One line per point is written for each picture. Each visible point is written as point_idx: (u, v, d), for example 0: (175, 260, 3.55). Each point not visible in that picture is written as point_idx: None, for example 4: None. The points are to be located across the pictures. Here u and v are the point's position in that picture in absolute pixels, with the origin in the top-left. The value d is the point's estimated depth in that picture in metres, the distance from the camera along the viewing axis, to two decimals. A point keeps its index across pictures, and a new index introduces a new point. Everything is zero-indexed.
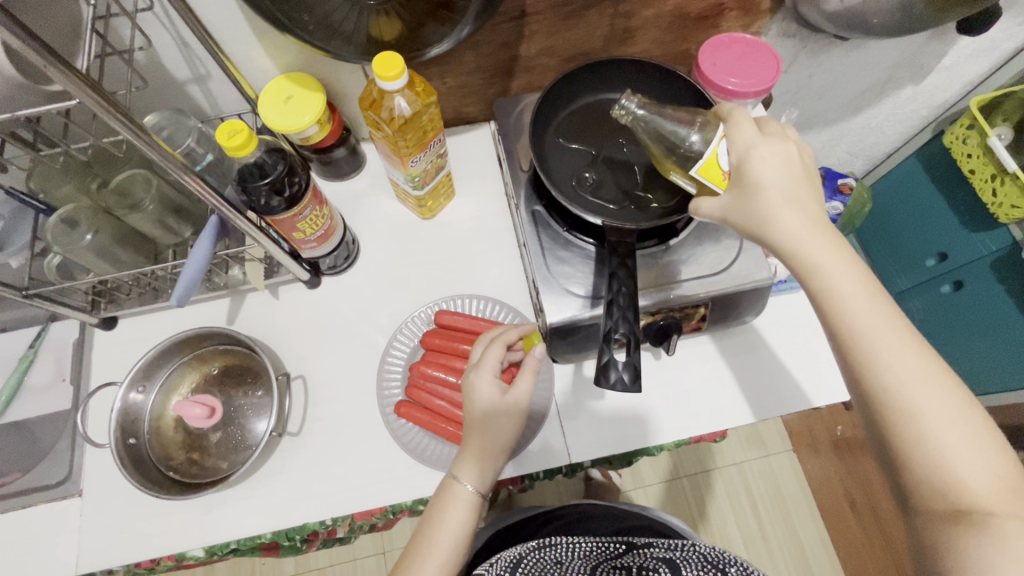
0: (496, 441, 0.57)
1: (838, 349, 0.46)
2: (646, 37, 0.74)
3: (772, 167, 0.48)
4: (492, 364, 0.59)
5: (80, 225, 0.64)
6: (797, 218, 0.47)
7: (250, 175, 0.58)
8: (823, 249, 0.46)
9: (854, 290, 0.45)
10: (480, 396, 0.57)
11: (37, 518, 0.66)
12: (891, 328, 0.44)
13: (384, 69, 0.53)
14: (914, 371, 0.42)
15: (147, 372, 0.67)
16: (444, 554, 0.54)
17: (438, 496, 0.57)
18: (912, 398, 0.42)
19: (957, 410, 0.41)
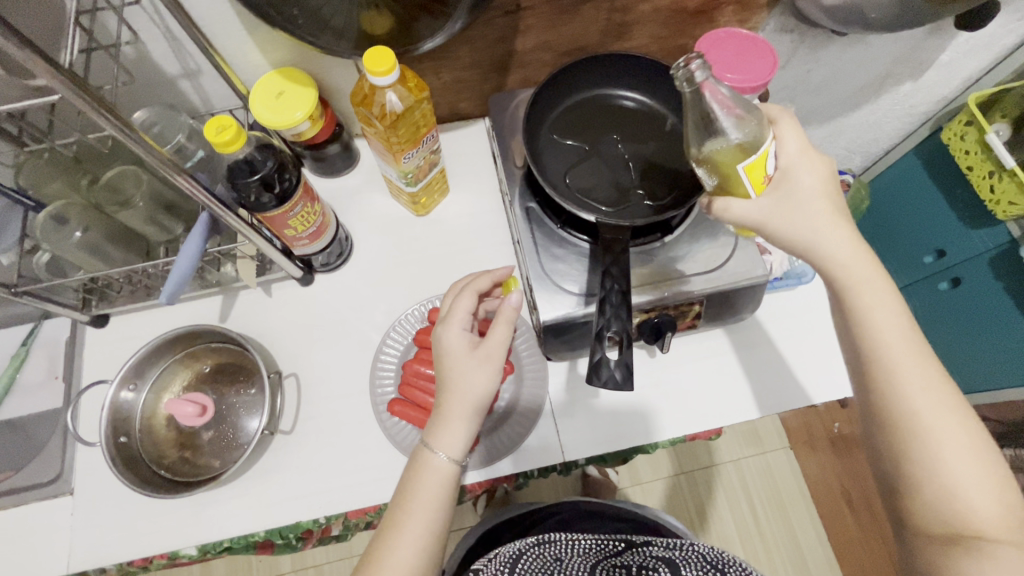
0: (469, 395, 0.54)
1: (865, 369, 0.47)
2: (642, 32, 0.74)
3: (814, 185, 0.50)
4: (463, 316, 0.58)
5: (70, 222, 0.63)
6: (842, 243, 0.48)
7: (239, 171, 0.56)
8: (864, 274, 0.48)
9: (890, 318, 0.47)
10: (451, 351, 0.56)
11: (29, 516, 0.65)
12: (921, 360, 0.46)
13: (374, 64, 0.52)
14: (939, 402, 0.44)
15: (138, 370, 0.67)
16: (424, 522, 0.52)
17: (409, 469, 0.55)
18: (934, 428, 0.44)
19: (972, 444, 0.44)
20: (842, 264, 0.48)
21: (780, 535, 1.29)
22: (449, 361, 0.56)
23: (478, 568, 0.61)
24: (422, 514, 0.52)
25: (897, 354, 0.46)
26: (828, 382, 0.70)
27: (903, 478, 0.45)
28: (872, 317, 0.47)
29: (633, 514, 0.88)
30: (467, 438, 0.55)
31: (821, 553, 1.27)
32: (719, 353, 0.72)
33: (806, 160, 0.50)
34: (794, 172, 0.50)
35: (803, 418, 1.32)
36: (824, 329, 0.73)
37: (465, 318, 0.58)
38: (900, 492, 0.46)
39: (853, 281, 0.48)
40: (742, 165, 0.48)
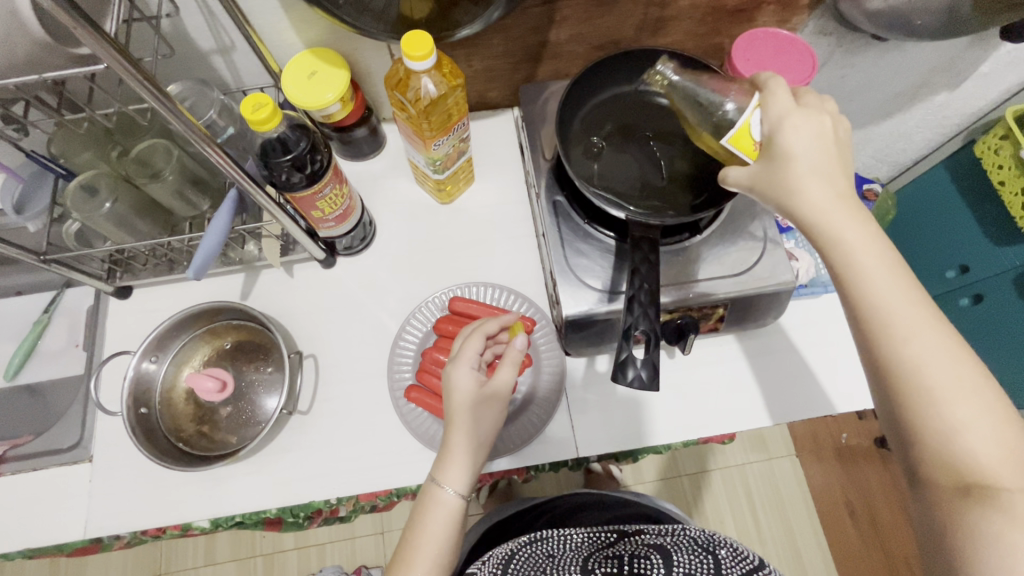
0: (480, 433, 0.56)
1: (856, 324, 0.44)
2: (678, 29, 0.73)
3: (805, 140, 0.45)
4: (473, 358, 0.57)
5: (100, 192, 0.63)
6: (825, 190, 0.44)
7: (272, 151, 0.56)
8: (845, 219, 0.44)
9: (876, 264, 0.43)
10: (459, 390, 0.55)
11: (48, 481, 0.66)
12: (912, 303, 0.42)
13: (412, 48, 0.52)
14: (935, 348, 0.41)
15: (160, 343, 0.67)
16: (431, 559, 0.52)
17: (420, 502, 0.55)
18: (930, 374, 0.40)
19: (977, 388, 0.40)
20: (824, 216, 0.44)
21: (779, 539, 1.29)
22: (453, 392, 0.55)
23: (473, 571, 0.61)
24: (430, 541, 0.52)
25: (886, 299, 0.42)
26: (843, 392, 0.70)
27: (906, 435, 0.42)
28: (856, 265, 0.43)
29: (633, 503, 0.89)
30: (473, 467, 0.55)
31: (820, 560, 1.28)
32: (736, 357, 0.71)
33: (802, 116, 0.46)
34: (797, 136, 0.45)
35: (810, 427, 1.31)
36: (845, 340, 0.72)
37: (474, 363, 0.57)
38: (906, 448, 0.42)
39: (846, 239, 0.43)
40: (723, 139, 0.49)
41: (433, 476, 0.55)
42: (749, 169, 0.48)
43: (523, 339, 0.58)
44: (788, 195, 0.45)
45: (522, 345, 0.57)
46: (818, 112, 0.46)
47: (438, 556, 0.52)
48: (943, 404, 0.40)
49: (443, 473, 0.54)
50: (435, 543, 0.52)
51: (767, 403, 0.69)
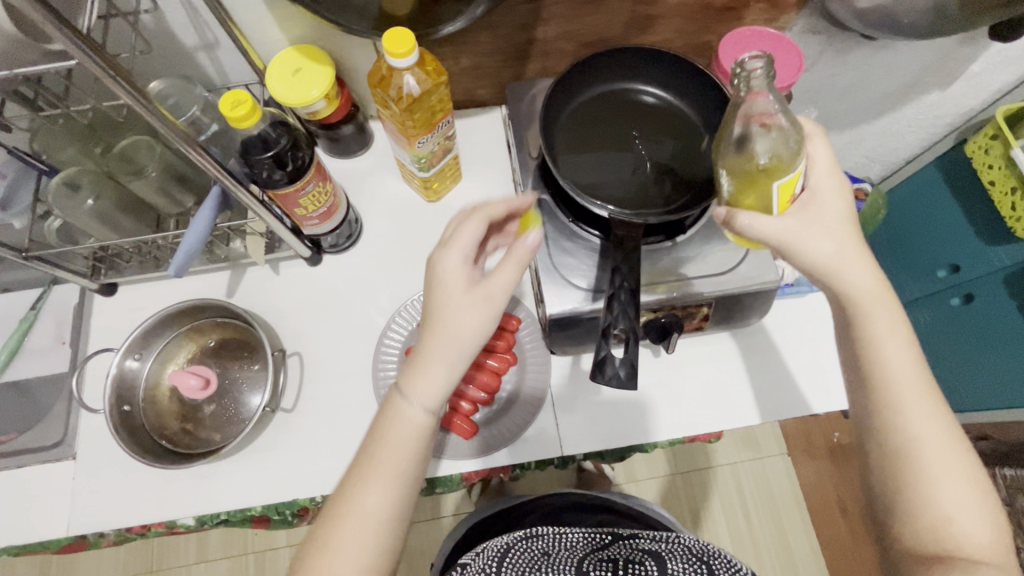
0: (463, 338, 0.48)
1: (870, 398, 0.47)
2: (667, 27, 0.73)
3: (837, 210, 0.48)
4: (466, 246, 0.50)
5: (82, 189, 0.63)
6: (859, 272, 0.47)
7: (253, 147, 0.56)
8: (876, 301, 0.46)
9: (897, 349, 0.46)
10: (447, 280, 0.49)
11: (32, 479, 0.66)
12: (922, 386, 0.45)
13: (394, 45, 0.52)
14: (934, 432, 0.45)
15: (144, 340, 0.67)
16: (391, 479, 0.46)
17: (378, 416, 0.48)
18: (931, 457, 0.44)
19: (965, 472, 0.44)
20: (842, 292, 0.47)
21: (772, 541, 1.29)
22: (433, 282, 0.49)
23: (466, 562, 0.61)
24: (389, 462, 0.46)
25: (902, 382, 0.45)
26: (829, 392, 0.70)
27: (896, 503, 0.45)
28: (881, 347, 0.46)
29: (621, 504, 0.89)
30: (448, 388, 0.48)
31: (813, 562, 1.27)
32: (723, 356, 0.71)
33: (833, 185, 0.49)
34: (822, 196, 0.49)
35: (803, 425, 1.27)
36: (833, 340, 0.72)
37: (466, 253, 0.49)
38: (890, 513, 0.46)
39: (867, 316, 0.46)
40: (777, 182, 0.47)
41: (399, 386, 0.47)
42: (788, 219, 0.47)
43: (537, 234, 0.49)
44: (821, 260, 0.47)
45: (533, 241, 0.48)
46: (838, 173, 0.50)
47: (397, 483, 0.46)
48: (934, 480, 0.44)
49: (409, 384, 0.47)
50: (394, 467, 0.46)
51: (752, 402, 0.69)
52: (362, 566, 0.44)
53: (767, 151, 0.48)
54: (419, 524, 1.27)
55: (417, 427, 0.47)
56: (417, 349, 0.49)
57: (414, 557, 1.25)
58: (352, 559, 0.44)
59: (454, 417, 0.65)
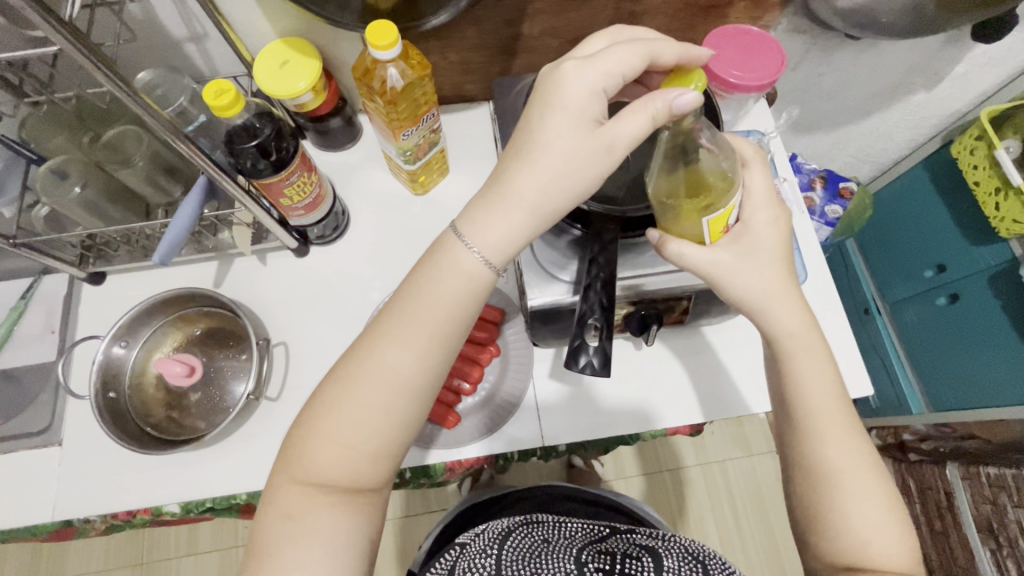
0: (568, 183, 0.45)
1: (793, 429, 0.50)
2: (651, 24, 0.73)
3: (772, 244, 0.50)
4: (609, 75, 0.45)
5: (70, 176, 0.64)
6: (791, 316, 0.49)
7: (238, 137, 0.57)
8: (800, 342, 0.49)
9: (819, 384, 0.49)
10: (571, 102, 0.45)
11: (18, 464, 0.67)
12: (840, 420, 0.49)
13: (377, 38, 0.53)
14: (852, 460, 0.48)
15: (131, 328, 0.68)
16: (424, 333, 0.45)
17: (431, 253, 0.47)
18: (848, 485, 0.48)
19: (883, 498, 0.48)
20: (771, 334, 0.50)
21: (759, 539, 1.30)
22: (562, 98, 0.45)
23: (466, 540, 0.62)
24: (425, 322, 0.46)
25: (823, 415, 0.49)
26: None
27: (819, 525, 0.49)
28: (802, 383, 0.49)
29: (608, 499, 0.90)
30: (513, 243, 0.46)
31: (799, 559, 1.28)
32: (706, 349, 0.72)
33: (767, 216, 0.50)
34: (754, 230, 0.50)
35: None
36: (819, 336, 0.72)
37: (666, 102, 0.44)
38: (812, 534, 0.50)
39: (790, 353, 0.49)
40: (708, 219, 0.47)
41: (457, 231, 0.46)
42: (721, 253, 0.49)
43: (694, 96, 0.43)
44: (742, 298, 0.49)
45: (685, 101, 0.42)
46: (774, 207, 0.50)
47: (426, 348, 0.46)
48: (849, 506, 0.47)
49: (468, 230, 0.46)
50: (427, 326, 0.46)
51: (734, 396, 0.69)
52: (369, 427, 0.45)
53: (699, 180, 0.48)
54: (409, 519, 1.28)
55: (463, 286, 0.46)
56: (500, 180, 0.46)
57: (402, 552, 1.25)
58: (363, 417, 0.45)
59: (449, 412, 0.67)
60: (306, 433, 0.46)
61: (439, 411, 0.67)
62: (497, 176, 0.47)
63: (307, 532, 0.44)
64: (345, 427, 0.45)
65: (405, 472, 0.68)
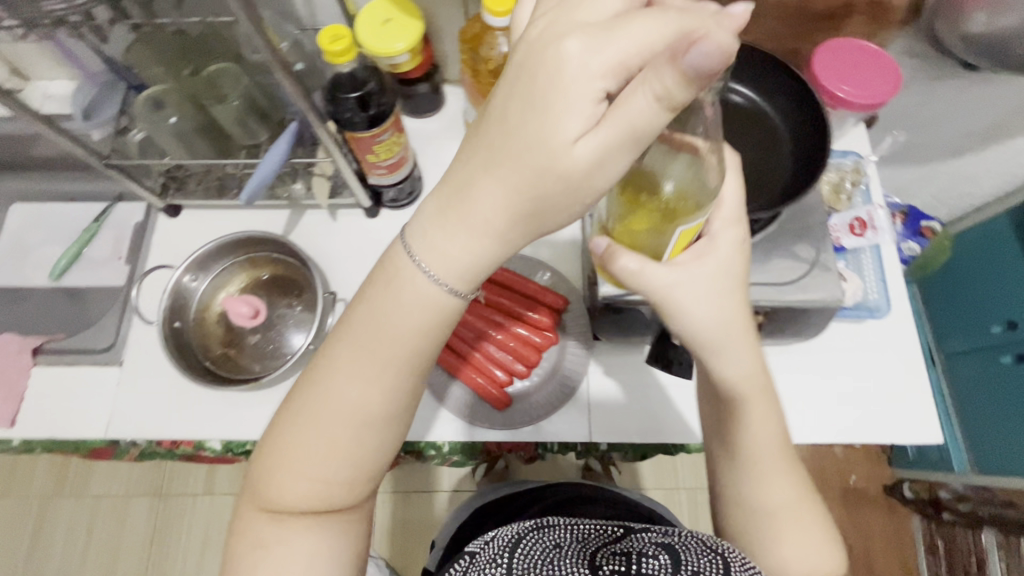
0: (531, 197, 0.34)
1: (732, 464, 0.47)
2: (759, 28, 0.70)
3: (737, 263, 0.43)
4: (620, 67, 0.31)
5: (166, 106, 0.65)
6: (744, 354, 0.43)
7: (341, 86, 0.57)
8: (754, 380, 0.44)
9: (763, 426, 0.45)
10: (546, 96, 0.31)
11: (79, 376, 0.69)
12: (778, 461, 0.46)
13: (494, 2, 0.52)
14: (787, 497, 0.46)
15: (203, 262, 0.69)
16: (377, 362, 0.38)
17: (381, 275, 0.38)
18: (775, 516, 0.46)
19: (815, 533, 0.46)
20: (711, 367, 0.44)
21: None
22: (554, 94, 0.31)
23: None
24: (378, 354, 0.38)
25: (761, 451, 0.46)
26: (874, 426, 0.66)
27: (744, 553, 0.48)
28: (746, 425, 0.45)
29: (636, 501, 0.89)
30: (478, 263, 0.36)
31: None
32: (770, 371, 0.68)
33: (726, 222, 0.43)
34: (720, 244, 0.42)
35: (819, 463, 1.32)
36: (889, 375, 0.68)
37: (674, 55, 0.28)
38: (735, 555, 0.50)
39: (745, 402, 0.45)
40: (682, 228, 0.39)
41: (409, 250, 0.37)
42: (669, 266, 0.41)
43: (722, 53, 0.26)
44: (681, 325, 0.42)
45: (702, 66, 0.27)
46: (743, 224, 0.43)
47: (384, 380, 0.39)
48: (780, 542, 0.46)
49: (424, 251, 0.36)
50: (380, 356, 0.38)
51: (790, 422, 0.66)
52: (338, 461, 0.40)
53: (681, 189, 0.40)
54: (420, 495, 1.28)
55: (426, 316, 0.38)
56: (466, 182, 0.35)
57: (409, 526, 1.26)
58: (327, 451, 0.39)
59: (458, 365, 0.66)
60: (267, 471, 0.41)
61: (446, 360, 0.66)
62: (461, 178, 0.35)
63: (282, 562, 0.41)
64: (310, 465, 0.40)
65: (443, 447, 0.67)
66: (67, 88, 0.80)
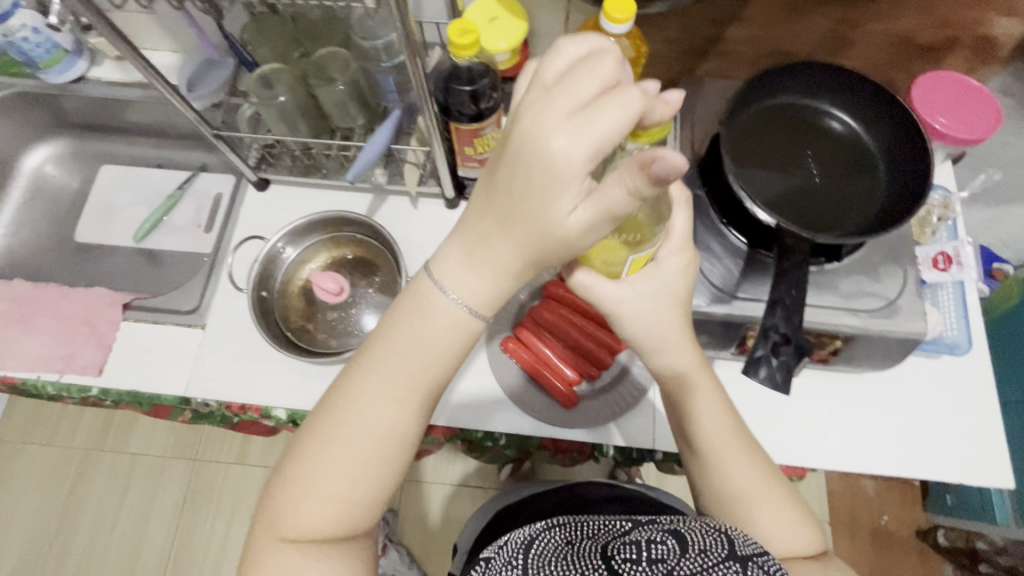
0: (528, 250, 0.39)
1: (692, 449, 0.52)
2: (857, 54, 0.70)
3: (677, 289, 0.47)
4: (599, 151, 0.34)
5: (275, 86, 0.67)
6: (686, 355, 0.49)
7: (456, 78, 0.59)
8: (695, 363, 0.50)
9: (711, 411, 0.50)
10: (542, 180, 0.36)
11: (162, 335, 0.72)
12: (732, 438, 0.50)
13: (614, 9, 0.53)
14: (752, 475, 0.49)
15: (294, 236, 0.72)
16: (398, 377, 0.45)
17: (401, 305, 0.45)
18: (741, 493, 0.49)
19: (785, 505, 0.49)
20: (666, 366, 0.50)
21: None
22: (548, 179, 0.35)
23: None
24: (398, 371, 0.45)
25: (712, 432, 0.50)
26: (940, 462, 0.65)
27: None
28: (694, 413, 0.51)
29: None
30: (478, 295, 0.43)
31: None
32: (836, 397, 0.68)
33: (670, 249, 0.46)
34: (664, 268, 0.46)
35: (851, 500, 1.28)
36: (959, 413, 0.67)
37: (643, 166, 0.32)
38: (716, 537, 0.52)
39: (696, 385, 0.50)
40: (634, 254, 0.44)
41: (431, 277, 0.44)
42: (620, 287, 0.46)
43: (679, 162, 0.31)
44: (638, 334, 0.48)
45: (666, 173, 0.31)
46: (689, 250, 0.47)
47: (402, 394, 0.45)
48: (756, 517, 0.48)
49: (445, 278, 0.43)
50: (400, 371, 0.45)
51: (853, 449, 0.66)
52: (358, 476, 0.45)
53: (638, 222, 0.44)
54: (447, 487, 1.29)
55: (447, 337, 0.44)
56: (477, 233, 0.42)
57: (434, 516, 1.26)
58: (350, 466, 0.45)
59: (522, 354, 0.69)
60: (290, 493, 0.45)
61: (512, 346, 0.69)
62: (470, 224, 0.42)
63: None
64: (332, 480, 0.44)
65: (502, 437, 0.69)
66: (168, 59, 0.83)
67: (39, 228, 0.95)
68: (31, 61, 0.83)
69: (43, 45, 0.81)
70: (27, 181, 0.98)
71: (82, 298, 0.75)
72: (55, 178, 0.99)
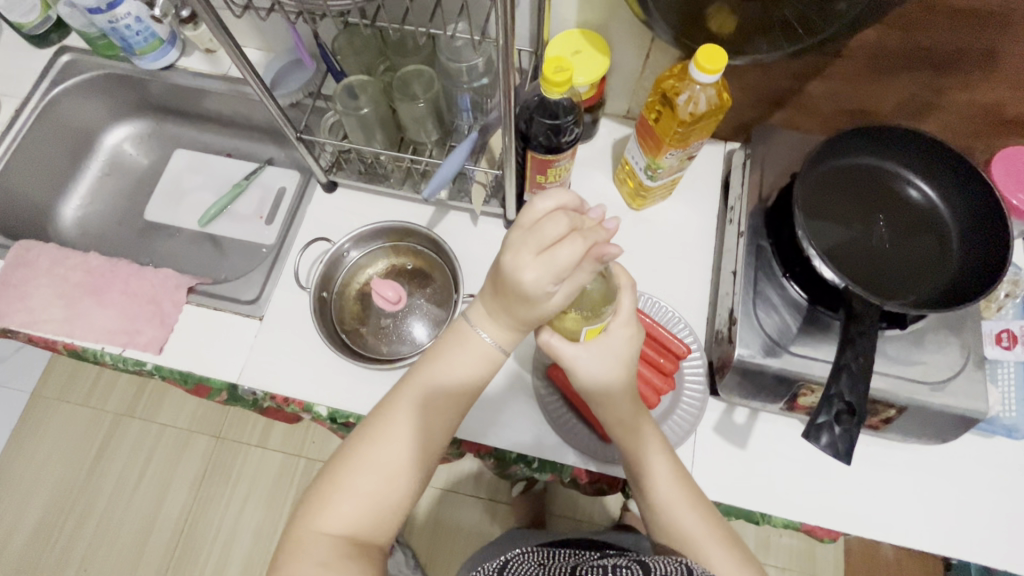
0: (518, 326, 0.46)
1: (642, 492, 0.55)
2: (937, 121, 0.69)
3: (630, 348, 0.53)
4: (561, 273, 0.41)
5: (361, 98, 0.70)
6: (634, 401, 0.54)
7: (540, 110, 0.60)
8: (637, 413, 0.55)
9: (660, 457, 0.55)
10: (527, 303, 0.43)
11: (220, 320, 0.74)
12: (679, 484, 0.54)
13: (706, 59, 0.55)
14: (696, 517, 0.53)
15: (360, 240, 0.75)
16: (443, 395, 0.49)
17: (446, 337, 0.51)
18: (688, 533, 0.52)
19: (731, 544, 0.52)
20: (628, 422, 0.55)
21: None
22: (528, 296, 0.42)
23: None
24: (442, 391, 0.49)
25: (658, 474, 0.54)
26: (986, 544, 0.63)
27: None
28: (643, 455, 0.55)
29: None
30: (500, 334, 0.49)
31: None
32: (879, 464, 0.67)
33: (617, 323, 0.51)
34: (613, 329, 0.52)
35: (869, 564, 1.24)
36: (1006, 495, 0.65)
37: (599, 260, 0.41)
38: None
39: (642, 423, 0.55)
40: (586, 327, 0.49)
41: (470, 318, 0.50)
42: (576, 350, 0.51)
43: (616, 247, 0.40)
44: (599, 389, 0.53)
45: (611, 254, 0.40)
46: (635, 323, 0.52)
47: (444, 412, 0.50)
48: (704, 555, 0.51)
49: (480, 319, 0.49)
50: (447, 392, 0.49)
51: (893, 520, 0.64)
52: (395, 480, 0.48)
53: (591, 299, 0.49)
54: (459, 497, 1.29)
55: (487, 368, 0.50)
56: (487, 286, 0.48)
57: (443, 523, 1.27)
58: (388, 472, 0.48)
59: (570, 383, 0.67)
60: (322, 494, 0.47)
61: (559, 376, 0.68)
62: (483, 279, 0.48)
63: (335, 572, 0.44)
64: (372, 481, 0.47)
65: (535, 462, 0.69)
66: (255, 56, 0.87)
67: (111, 202, 1.00)
68: (128, 47, 0.87)
69: (143, 33, 0.85)
70: (105, 156, 1.03)
71: (150, 276, 0.79)
72: (131, 157, 1.04)
